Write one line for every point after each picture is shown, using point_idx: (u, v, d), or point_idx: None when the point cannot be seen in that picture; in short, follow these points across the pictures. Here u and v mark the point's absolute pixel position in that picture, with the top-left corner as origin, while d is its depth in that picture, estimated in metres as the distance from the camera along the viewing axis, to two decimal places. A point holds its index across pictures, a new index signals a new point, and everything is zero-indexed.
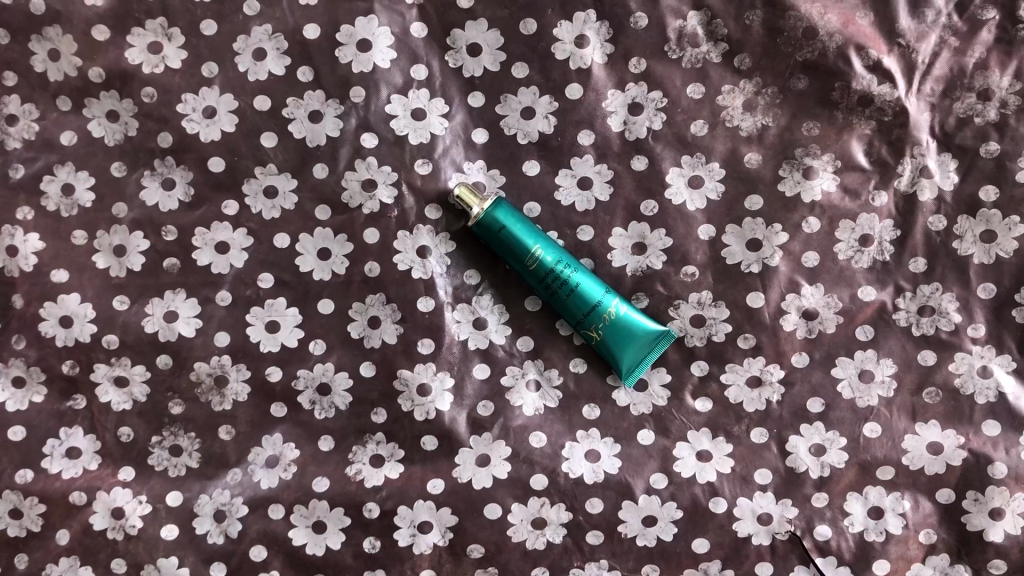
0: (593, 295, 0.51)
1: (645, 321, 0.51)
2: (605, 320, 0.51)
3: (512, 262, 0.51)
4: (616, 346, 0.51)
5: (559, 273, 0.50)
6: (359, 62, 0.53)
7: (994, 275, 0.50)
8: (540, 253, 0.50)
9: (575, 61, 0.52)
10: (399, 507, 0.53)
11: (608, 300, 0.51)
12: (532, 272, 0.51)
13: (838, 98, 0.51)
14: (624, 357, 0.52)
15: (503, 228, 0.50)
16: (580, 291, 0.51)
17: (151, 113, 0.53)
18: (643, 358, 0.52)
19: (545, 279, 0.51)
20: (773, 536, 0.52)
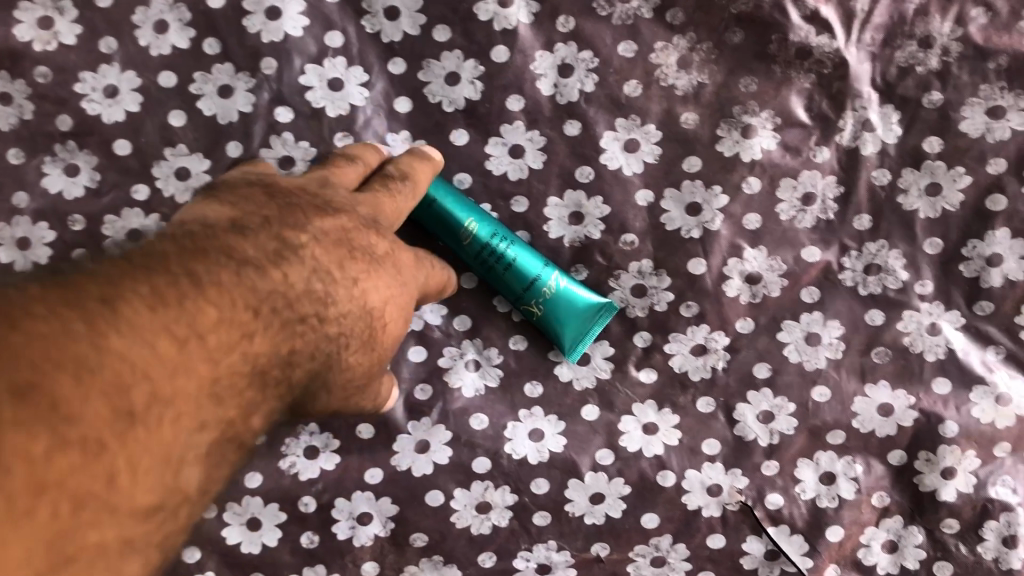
0: (531, 269, 0.48)
1: (586, 293, 0.49)
2: (546, 293, 0.49)
3: (445, 239, 0.48)
4: (558, 320, 0.49)
5: (495, 246, 0.48)
6: (269, 32, 0.49)
7: (940, 229, 0.49)
8: (474, 227, 0.47)
9: (499, 22, 0.49)
10: (336, 499, 0.50)
11: (548, 272, 0.49)
12: (466, 247, 0.48)
13: (775, 51, 0.49)
14: (567, 331, 0.49)
15: (436, 202, 0.47)
16: (517, 265, 0.48)
17: (47, 94, 0.49)
18: (586, 331, 0.50)
19: (481, 253, 0.48)
20: (723, 507, 0.51)
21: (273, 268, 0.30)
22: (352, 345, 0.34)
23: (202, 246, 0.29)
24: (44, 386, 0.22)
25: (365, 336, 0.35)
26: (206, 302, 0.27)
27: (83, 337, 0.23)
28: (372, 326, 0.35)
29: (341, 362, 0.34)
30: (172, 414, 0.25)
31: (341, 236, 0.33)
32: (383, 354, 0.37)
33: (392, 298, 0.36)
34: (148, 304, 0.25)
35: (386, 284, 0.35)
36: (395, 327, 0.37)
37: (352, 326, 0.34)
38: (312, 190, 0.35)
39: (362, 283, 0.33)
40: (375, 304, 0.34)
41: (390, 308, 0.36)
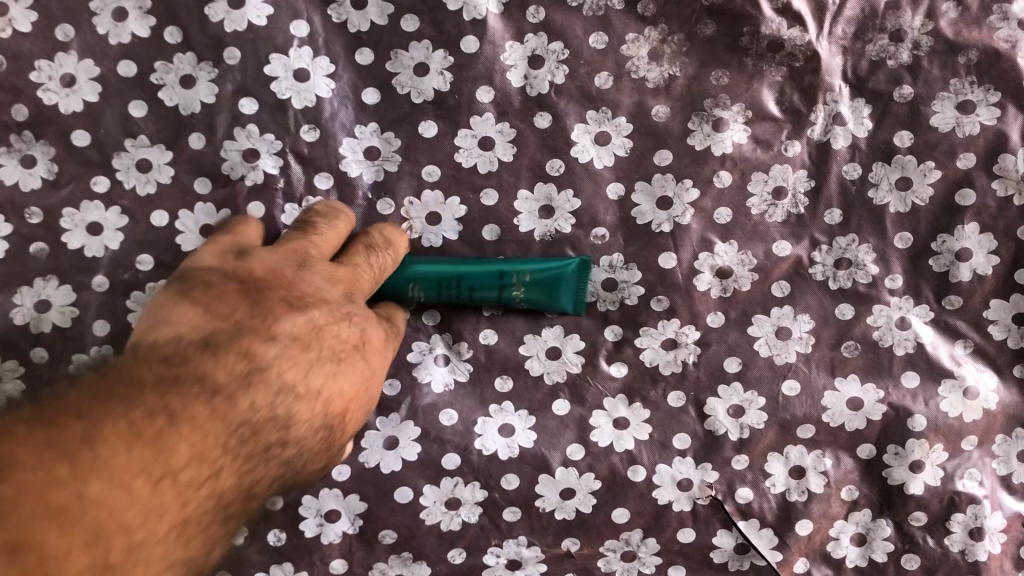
0: (491, 280, 0.48)
1: (552, 267, 0.48)
2: (518, 289, 0.48)
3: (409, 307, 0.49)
4: (545, 301, 0.49)
5: (446, 290, 0.48)
6: (232, 20, 0.48)
7: (910, 223, 0.49)
8: (417, 287, 0.48)
9: (468, 12, 0.49)
10: (304, 497, 0.49)
11: (505, 276, 0.48)
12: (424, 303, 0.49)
13: (746, 44, 0.48)
14: (560, 301, 0.49)
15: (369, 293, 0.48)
16: (477, 286, 0.48)
17: (2, 82, 0.48)
18: (572, 286, 0.49)
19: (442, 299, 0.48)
20: (694, 501, 0.50)
21: (242, 394, 0.32)
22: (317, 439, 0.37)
23: (180, 373, 0.31)
24: (48, 558, 0.24)
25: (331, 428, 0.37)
26: (179, 443, 0.29)
27: (69, 491, 0.25)
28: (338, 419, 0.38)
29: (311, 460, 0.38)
30: (154, 551, 0.29)
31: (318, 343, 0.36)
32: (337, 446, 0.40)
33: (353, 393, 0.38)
34: (127, 442, 0.28)
35: (356, 380, 0.38)
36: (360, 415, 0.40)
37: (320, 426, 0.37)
38: (285, 273, 0.37)
39: (333, 380, 0.36)
40: (335, 409, 0.37)
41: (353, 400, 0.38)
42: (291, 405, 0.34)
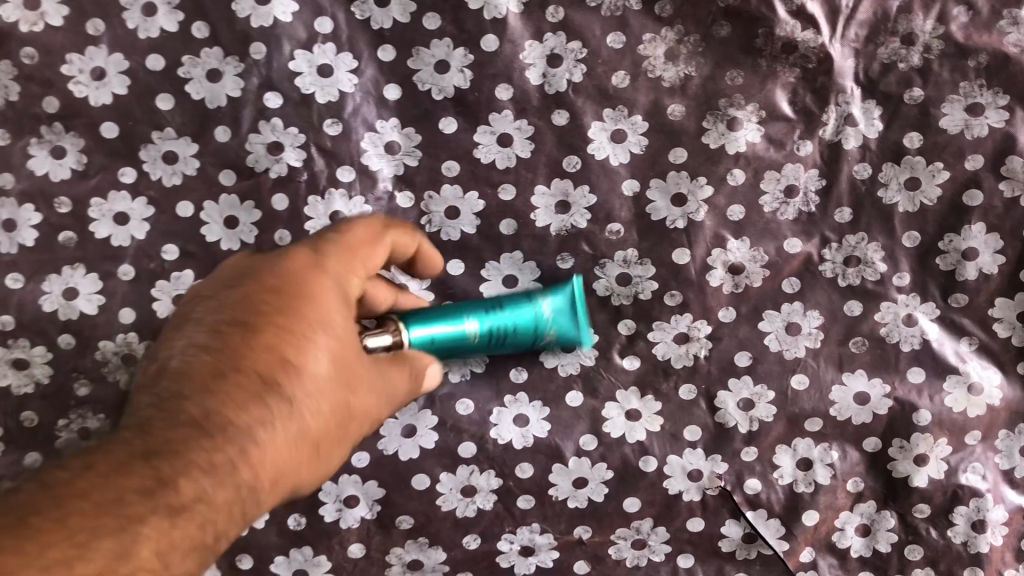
0: (529, 318, 0.47)
1: (575, 301, 0.48)
2: (553, 319, 0.48)
3: (449, 348, 0.45)
4: (569, 335, 0.49)
5: (495, 325, 0.46)
6: (259, 16, 0.49)
7: (918, 222, 0.50)
8: (473, 327, 0.46)
9: (489, 11, 0.50)
10: (323, 482, 0.50)
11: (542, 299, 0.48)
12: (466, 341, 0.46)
13: (761, 45, 0.49)
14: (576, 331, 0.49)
15: (422, 321, 0.43)
16: (517, 324, 0.47)
17: (34, 75, 0.49)
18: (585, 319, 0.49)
19: (488, 335, 0.46)
20: (703, 491, 0.51)
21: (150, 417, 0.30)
22: (319, 418, 0.33)
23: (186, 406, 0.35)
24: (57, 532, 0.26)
25: (330, 390, 0.33)
26: (112, 458, 0.28)
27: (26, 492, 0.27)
28: (333, 376, 0.33)
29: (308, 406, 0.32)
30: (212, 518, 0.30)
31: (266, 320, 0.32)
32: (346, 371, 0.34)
33: (338, 344, 0.34)
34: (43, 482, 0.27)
35: (337, 323, 0.34)
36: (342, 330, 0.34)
37: (309, 399, 0.32)
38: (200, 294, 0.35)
39: (256, 352, 0.32)
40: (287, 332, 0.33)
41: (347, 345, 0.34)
42: (202, 401, 0.30)
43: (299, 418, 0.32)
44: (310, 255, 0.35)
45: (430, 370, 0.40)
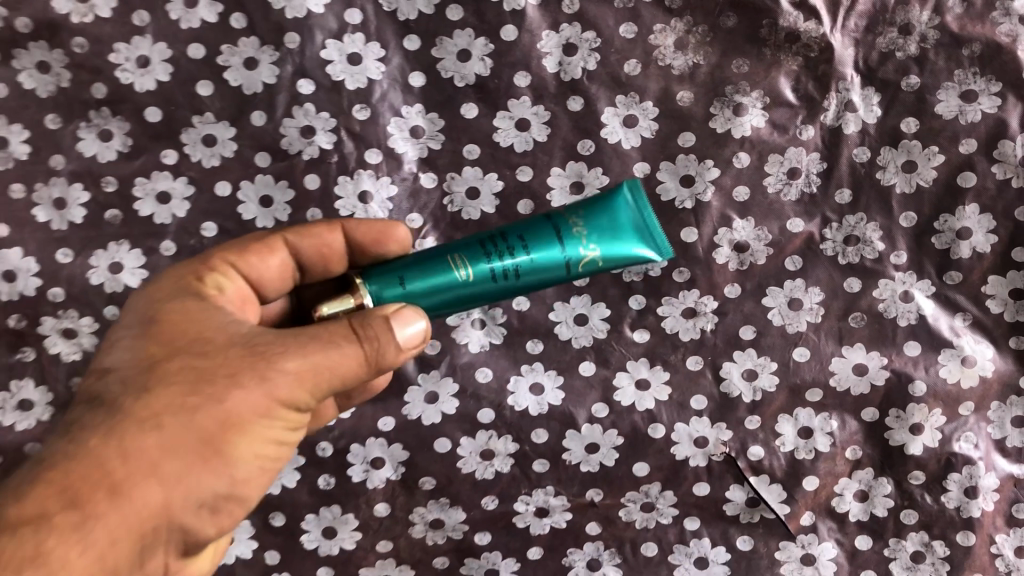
0: (544, 227, 0.39)
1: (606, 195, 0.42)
2: (590, 240, 0.39)
3: (447, 301, 0.37)
4: (610, 233, 0.40)
5: (497, 248, 0.38)
6: (293, 8, 0.53)
7: (914, 204, 0.53)
8: (461, 257, 0.37)
9: (509, 3, 0.53)
10: (352, 445, 0.54)
11: (565, 223, 0.39)
12: (470, 286, 0.37)
13: (766, 35, 0.52)
14: (637, 245, 0.41)
15: (399, 274, 0.37)
16: (529, 237, 0.38)
17: (83, 63, 0.53)
18: (655, 231, 0.42)
19: (498, 273, 0.37)
20: (709, 457, 0.54)
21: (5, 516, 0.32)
22: (184, 415, 0.33)
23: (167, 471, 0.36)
24: None
25: (190, 386, 0.34)
26: None
27: None
28: (187, 374, 0.34)
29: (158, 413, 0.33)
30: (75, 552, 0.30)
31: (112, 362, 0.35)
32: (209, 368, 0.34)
33: (190, 342, 0.35)
34: None
35: (185, 326, 0.36)
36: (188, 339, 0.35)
37: (159, 406, 0.33)
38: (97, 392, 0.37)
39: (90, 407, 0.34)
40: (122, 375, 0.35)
41: (206, 339, 0.35)
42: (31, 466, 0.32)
43: (148, 433, 0.33)
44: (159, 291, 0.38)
45: (400, 330, 0.35)
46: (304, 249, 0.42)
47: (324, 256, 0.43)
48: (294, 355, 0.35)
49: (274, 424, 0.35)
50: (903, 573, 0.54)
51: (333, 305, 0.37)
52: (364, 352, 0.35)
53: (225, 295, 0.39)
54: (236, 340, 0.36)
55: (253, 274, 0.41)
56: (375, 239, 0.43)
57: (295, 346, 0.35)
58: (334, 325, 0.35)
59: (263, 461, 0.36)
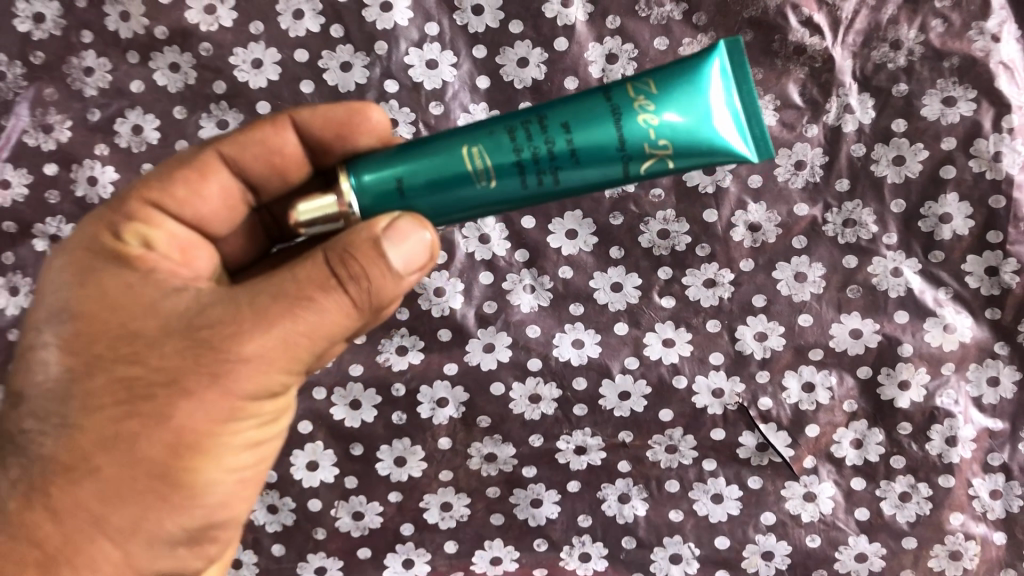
0: (592, 113, 0.37)
1: (679, 74, 0.39)
2: (650, 128, 0.38)
3: (470, 195, 0.38)
4: (676, 120, 0.38)
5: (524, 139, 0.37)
6: (382, 21, 0.64)
7: (903, 192, 0.62)
8: (479, 150, 0.37)
9: (562, 19, 0.63)
10: (421, 386, 0.64)
11: (622, 105, 0.37)
12: (485, 180, 0.37)
13: (778, 48, 0.62)
14: (711, 134, 0.39)
15: (405, 165, 0.37)
16: (568, 126, 0.37)
17: (208, 64, 0.64)
18: (749, 119, 0.40)
19: (522, 167, 0.37)
20: (725, 406, 0.63)
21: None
22: (133, 445, 0.37)
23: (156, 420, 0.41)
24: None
25: (130, 408, 0.37)
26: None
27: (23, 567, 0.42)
28: (126, 390, 0.37)
29: (105, 451, 0.37)
30: None
31: (53, 378, 0.39)
32: (145, 383, 0.37)
33: (115, 341, 0.38)
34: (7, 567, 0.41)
35: (113, 320, 0.39)
36: (122, 345, 0.38)
37: (106, 437, 0.37)
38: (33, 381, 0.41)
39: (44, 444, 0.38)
40: (65, 396, 0.38)
41: (140, 333, 0.38)
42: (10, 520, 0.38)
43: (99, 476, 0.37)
44: (84, 276, 0.40)
45: (397, 248, 0.37)
46: (252, 158, 0.45)
47: (279, 154, 0.45)
48: (261, 328, 0.37)
49: (238, 427, 0.39)
50: (892, 510, 0.63)
51: (311, 211, 0.37)
52: (351, 297, 0.38)
53: (154, 249, 0.41)
54: (174, 328, 0.38)
55: (192, 209, 0.44)
56: (338, 130, 0.45)
57: (256, 323, 0.37)
58: (316, 266, 0.38)
59: (237, 471, 0.40)
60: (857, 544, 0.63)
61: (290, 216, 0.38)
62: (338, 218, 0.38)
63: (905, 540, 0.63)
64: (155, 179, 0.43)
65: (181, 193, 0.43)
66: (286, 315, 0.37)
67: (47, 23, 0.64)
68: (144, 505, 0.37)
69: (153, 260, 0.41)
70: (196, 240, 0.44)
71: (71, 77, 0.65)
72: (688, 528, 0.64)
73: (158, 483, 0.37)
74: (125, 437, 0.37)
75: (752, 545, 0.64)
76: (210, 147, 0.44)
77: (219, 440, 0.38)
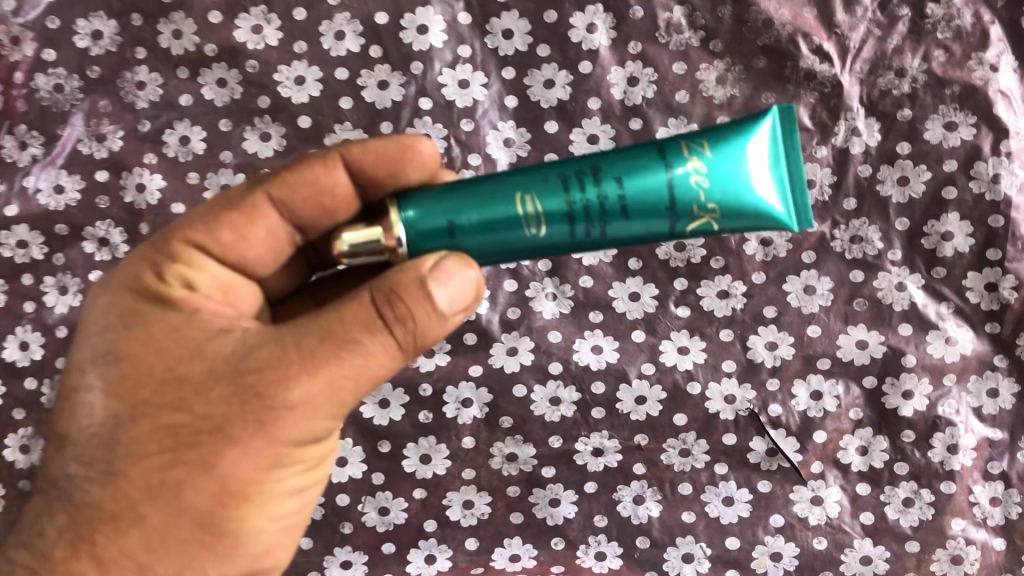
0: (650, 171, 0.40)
1: (734, 141, 0.42)
2: (699, 191, 0.41)
3: (518, 240, 0.40)
4: (727, 184, 0.41)
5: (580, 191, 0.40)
6: (419, 43, 0.68)
7: (907, 211, 0.66)
8: (533, 199, 0.40)
9: (586, 44, 0.67)
10: (447, 387, 0.67)
11: (675, 168, 0.40)
12: (534, 227, 0.40)
13: (789, 74, 0.66)
14: (756, 199, 0.42)
15: (457, 208, 0.40)
16: (625, 182, 0.40)
17: (254, 80, 0.68)
18: (793, 188, 0.44)
19: (573, 217, 0.40)
20: (736, 412, 0.67)
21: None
22: (178, 492, 0.41)
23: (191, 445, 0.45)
24: None
25: (176, 456, 0.41)
26: None
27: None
28: (171, 437, 0.41)
29: (151, 497, 0.41)
30: None
31: (99, 427, 0.42)
32: (190, 431, 0.41)
33: (162, 387, 0.42)
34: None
35: (158, 366, 0.42)
36: (169, 393, 0.42)
37: (152, 485, 0.41)
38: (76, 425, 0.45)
39: (90, 490, 0.42)
40: (111, 444, 0.42)
41: (186, 378, 0.42)
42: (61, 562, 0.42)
43: (144, 524, 0.41)
44: (132, 324, 0.44)
45: (439, 290, 0.40)
46: (297, 199, 0.47)
47: (328, 192, 0.47)
48: (308, 372, 0.40)
49: (281, 472, 0.42)
50: (896, 514, 0.66)
51: (356, 238, 0.40)
52: (397, 339, 0.41)
53: (195, 290, 0.45)
54: (218, 374, 0.42)
55: (234, 252, 0.47)
56: (389, 168, 0.46)
57: (298, 372, 0.40)
58: (358, 310, 0.41)
59: (280, 516, 0.44)
60: (862, 547, 0.66)
61: (335, 244, 0.40)
62: (383, 249, 0.40)
63: (908, 543, 0.66)
64: (203, 220, 0.46)
65: (227, 236, 0.46)
66: (331, 358, 0.40)
67: (104, 40, 0.68)
68: (188, 552, 0.41)
69: (196, 302, 0.45)
70: (241, 281, 0.47)
71: (124, 90, 0.69)
72: (699, 528, 0.67)
73: (202, 530, 0.41)
74: (171, 484, 0.41)
75: (761, 546, 0.67)
76: (257, 190, 0.47)
77: (262, 486, 0.42)
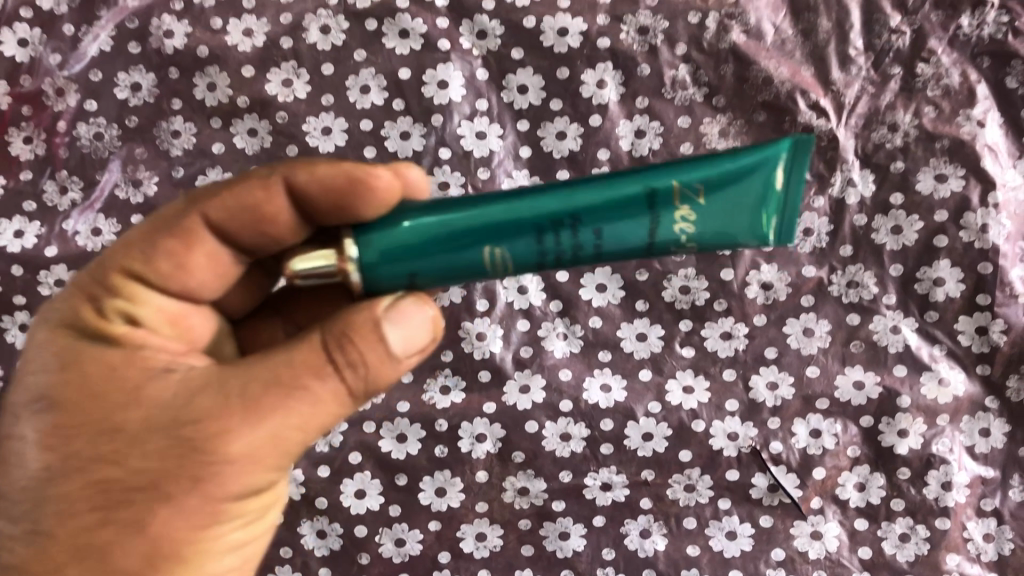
0: (628, 221, 0.42)
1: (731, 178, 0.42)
2: (680, 236, 0.42)
3: (491, 275, 0.43)
4: (713, 225, 0.43)
5: (552, 241, 0.42)
6: (439, 96, 0.72)
7: (901, 258, 0.69)
8: (503, 250, 0.42)
9: (597, 98, 0.72)
10: (462, 422, 0.70)
11: (657, 217, 0.42)
12: (502, 271, 0.42)
13: (789, 127, 0.70)
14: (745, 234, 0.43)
15: (422, 260, 0.42)
16: (601, 232, 0.42)
17: (283, 130, 0.72)
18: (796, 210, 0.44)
19: (542, 262, 0.42)
20: (739, 448, 0.69)
21: None
22: (108, 554, 0.41)
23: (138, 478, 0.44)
24: None
25: (111, 514, 0.41)
26: None
27: None
28: (104, 493, 0.41)
29: (84, 556, 0.41)
30: None
31: (36, 477, 0.42)
32: (124, 486, 0.41)
33: (96, 438, 0.42)
34: None
35: (94, 413, 0.42)
36: (103, 444, 0.42)
37: (85, 542, 0.41)
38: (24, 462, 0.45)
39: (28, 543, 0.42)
40: (47, 496, 0.42)
41: (122, 429, 0.42)
42: None
43: None
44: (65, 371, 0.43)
45: (393, 331, 0.42)
46: (231, 218, 0.46)
47: (269, 214, 0.46)
48: (248, 427, 0.41)
49: (222, 524, 0.43)
50: (893, 549, 0.69)
51: (307, 265, 0.41)
52: (347, 383, 0.42)
53: (138, 328, 0.45)
54: (155, 425, 0.42)
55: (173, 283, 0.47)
56: (332, 190, 0.44)
57: (236, 428, 0.41)
58: (309, 358, 0.42)
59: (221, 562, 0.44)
60: None
61: (287, 269, 0.41)
62: (333, 272, 0.42)
63: None
64: (142, 248, 0.46)
65: (165, 265, 0.46)
66: (275, 409, 0.41)
67: (143, 92, 0.73)
68: None
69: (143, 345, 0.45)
70: (189, 308, 0.48)
71: (160, 139, 0.73)
72: (704, 561, 0.70)
73: None
74: (106, 542, 0.41)
75: None
76: (193, 212, 0.46)
77: (200, 544, 0.42)
